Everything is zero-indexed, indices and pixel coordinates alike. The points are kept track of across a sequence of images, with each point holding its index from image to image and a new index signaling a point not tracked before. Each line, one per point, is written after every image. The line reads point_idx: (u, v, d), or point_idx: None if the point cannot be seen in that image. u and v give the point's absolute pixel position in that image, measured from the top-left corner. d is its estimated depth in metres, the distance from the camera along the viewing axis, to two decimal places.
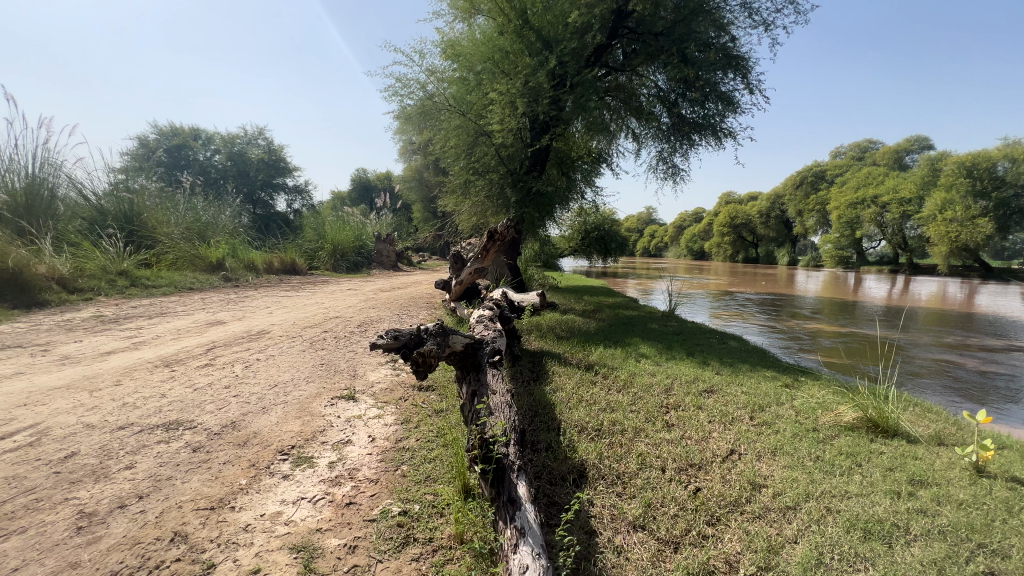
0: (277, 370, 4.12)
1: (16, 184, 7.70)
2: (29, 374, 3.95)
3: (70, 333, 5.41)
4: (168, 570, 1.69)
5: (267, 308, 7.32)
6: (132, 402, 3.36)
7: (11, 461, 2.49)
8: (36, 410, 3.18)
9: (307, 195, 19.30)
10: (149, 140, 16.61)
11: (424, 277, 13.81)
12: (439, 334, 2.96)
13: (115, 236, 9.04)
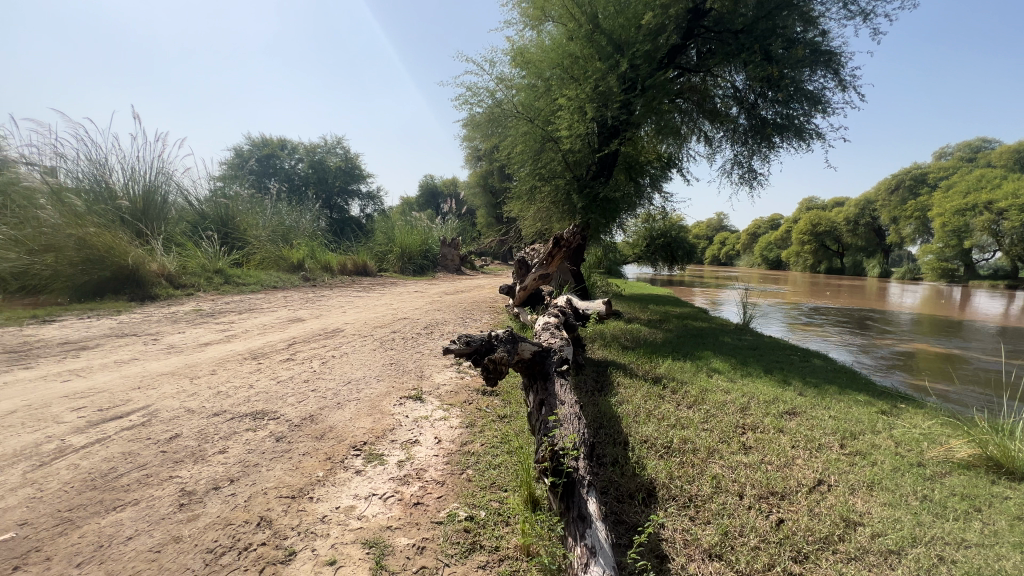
0: (350, 368, 4.33)
1: (136, 191, 8.70)
2: (142, 360, 4.45)
3: (176, 324, 6.05)
4: (255, 553, 1.81)
5: (342, 308, 7.76)
6: (224, 391, 3.68)
7: (127, 438, 2.80)
8: (147, 393, 3.57)
9: (379, 200, 20.26)
10: (243, 150, 18.24)
11: (487, 281, 14.04)
12: (508, 341, 2.97)
13: (212, 238, 10.03)
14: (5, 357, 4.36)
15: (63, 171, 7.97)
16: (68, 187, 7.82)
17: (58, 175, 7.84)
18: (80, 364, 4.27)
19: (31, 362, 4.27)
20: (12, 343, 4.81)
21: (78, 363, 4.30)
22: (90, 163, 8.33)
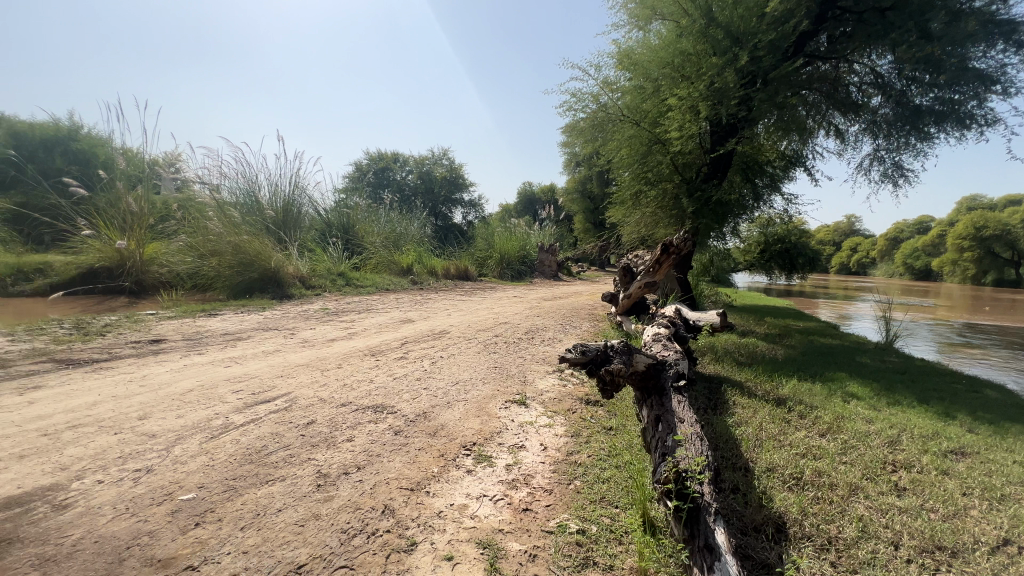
0: (458, 369, 4.53)
1: (278, 203, 9.99)
2: (284, 352, 5.08)
3: (308, 321, 6.84)
4: (381, 539, 1.95)
5: (447, 311, 8.17)
6: (349, 383, 4.05)
7: (275, 421, 3.20)
8: (288, 381, 4.07)
9: (480, 208, 21.07)
10: (362, 164, 20.08)
11: (584, 288, 13.87)
12: (624, 352, 2.92)
13: (338, 245, 11.40)
14: (184, 344, 5.26)
15: (225, 188, 9.42)
16: (227, 201, 9.22)
17: (221, 192, 9.29)
18: (237, 352, 5.00)
19: (202, 348, 5.10)
20: (189, 332, 5.79)
21: (236, 351, 5.04)
22: (244, 180, 9.72)
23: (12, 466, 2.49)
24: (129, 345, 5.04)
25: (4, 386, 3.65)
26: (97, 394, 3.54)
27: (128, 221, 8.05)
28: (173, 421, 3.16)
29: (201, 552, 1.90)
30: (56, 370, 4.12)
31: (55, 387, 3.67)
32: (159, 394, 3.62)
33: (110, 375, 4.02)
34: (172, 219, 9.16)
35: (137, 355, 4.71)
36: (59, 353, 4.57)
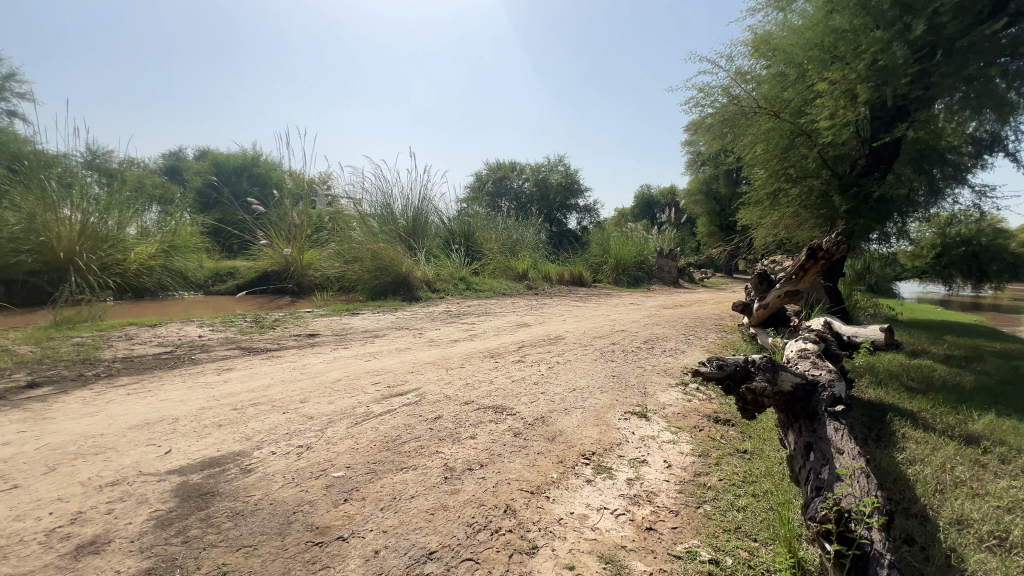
0: (574, 375, 4.50)
1: (409, 213, 10.93)
2: (414, 350, 5.54)
3: (434, 322, 7.36)
4: (504, 538, 2.01)
5: (562, 316, 8.18)
6: (471, 383, 4.26)
7: (407, 413, 3.49)
8: (418, 377, 4.41)
9: (595, 213, 20.79)
10: (483, 174, 21.05)
11: (708, 295, 12.87)
12: (768, 369, 2.63)
13: (460, 251, 12.16)
14: (333, 339, 6.02)
15: (365, 202, 10.60)
16: (367, 213, 10.36)
17: (361, 205, 10.46)
18: (375, 348, 5.58)
19: (347, 344, 5.78)
20: (336, 329, 6.61)
21: (374, 347, 5.62)
22: (381, 194, 10.81)
23: (212, 432, 3.07)
24: (292, 338, 5.92)
25: (207, 367, 4.54)
26: (270, 378, 4.21)
27: (291, 233, 9.83)
28: (326, 406, 3.62)
29: (349, 526, 2.13)
30: (241, 356, 5.00)
31: (241, 370, 4.45)
32: (315, 382, 4.19)
33: (279, 363, 4.75)
34: (324, 230, 10.59)
35: (298, 347, 5.51)
36: (243, 342, 5.55)
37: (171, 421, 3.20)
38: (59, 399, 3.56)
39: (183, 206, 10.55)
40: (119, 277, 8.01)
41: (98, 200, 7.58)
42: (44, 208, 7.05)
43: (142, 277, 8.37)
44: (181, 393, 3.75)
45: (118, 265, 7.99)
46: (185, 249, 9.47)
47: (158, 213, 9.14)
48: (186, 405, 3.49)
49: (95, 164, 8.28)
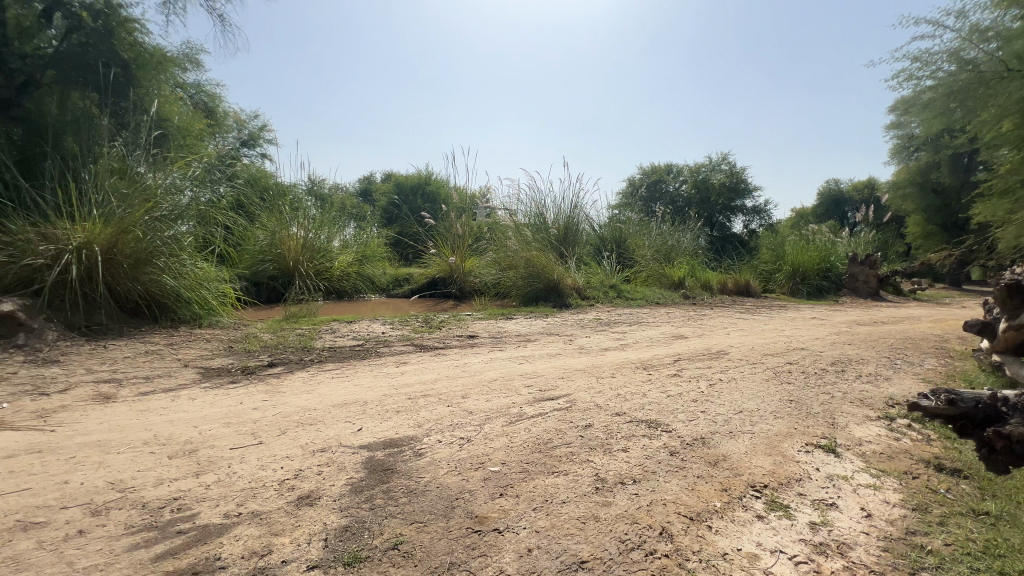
0: (741, 396, 4.04)
1: (561, 221, 11.16)
2: (564, 356, 5.60)
3: (584, 329, 7.37)
4: (659, 563, 1.93)
5: (725, 329, 7.44)
6: (622, 393, 4.14)
7: (558, 418, 3.55)
8: (568, 383, 4.45)
9: (766, 214, 18.52)
10: (636, 179, 20.31)
11: (924, 312, 10.37)
12: (1017, 412, 2.35)
13: (611, 258, 12.00)
14: (490, 341, 6.45)
15: (519, 211, 11.16)
16: (521, 223, 10.90)
17: (516, 214, 11.05)
18: (528, 352, 5.80)
19: (502, 346, 6.14)
20: (493, 331, 7.08)
21: (527, 351, 5.85)
22: (535, 203, 11.24)
23: (392, 417, 3.54)
24: (455, 338, 6.52)
25: (389, 360, 5.27)
26: (437, 373, 4.69)
27: (455, 242, 11.07)
28: (484, 403, 3.89)
29: (505, 520, 2.25)
30: (415, 352, 5.69)
31: (414, 364, 5.06)
32: (475, 380, 4.53)
33: (444, 360, 5.28)
34: (483, 239, 11.49)
35: (460, 346, 6.05)
36: (416, 340, 6.30)
37: (362, 403, 3.78)
38: (288, 377, 4.51)
39: (373, 222, 12.50)
40: (328, 281, 9.91)
41: (316, 219, 9.51)
42: (281, 226, 9.09)
43: (343, 280, 10.17)
44: (370, 380, 4.42)
45: (327, 271, 9.88)
46: (374, 258, 11.19)
47: (356, 228, 11.00)
48: (373, 390, 4.10)
49: (314, 191, 10.33)
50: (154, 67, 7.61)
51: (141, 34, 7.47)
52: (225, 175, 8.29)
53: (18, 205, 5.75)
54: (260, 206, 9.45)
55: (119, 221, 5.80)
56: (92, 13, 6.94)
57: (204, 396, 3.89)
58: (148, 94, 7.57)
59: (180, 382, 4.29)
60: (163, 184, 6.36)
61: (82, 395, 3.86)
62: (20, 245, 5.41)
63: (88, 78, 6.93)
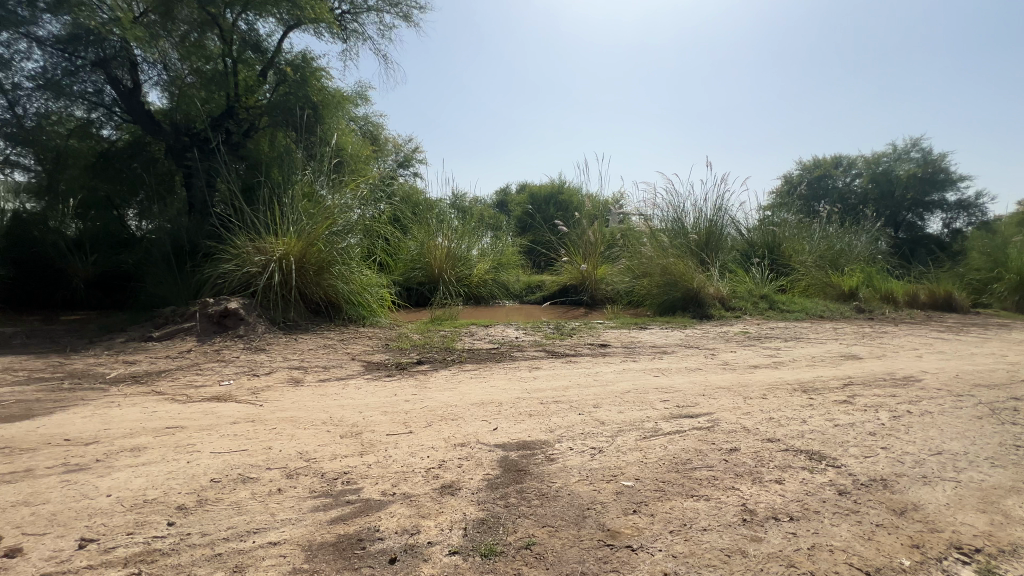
0: (939, 434, 3.29)
1: (702, 225, 10.38)
2: (705, 372, 5.18)
3: (729, 343, 6.73)
4: None
5: (915, 351, 6.15)
6: (776, 418, 3.68)
7: (698, 437, 3.30)
8: (710, 402, 4.10)
9: (978, 210, 14.90)
10: (794, 176, 17.59)
11: None
12: None
13: (762, 265, 10.77)
14: (622, 351, 6.27)
15: (654, 216, 10.67)
16: (657, 228, 10.40)
17: (652, 220, 10.59)
18: (664, 365, 5.49)
19: (636, 357, 5.92)
20: (625, 341, 6.88)
21: (663, 364, 5.54)
22: (673, 207, 10.62)
23: (525, 420, 3.65)
24: (587, 346, 6.48)
25: (522, 364, 5.46)
26: (569, 381, 4.71)
27: (588, 249, 11.01)
28: (616, 415, 3.80)
29: (638, 538, 2.19)
30: (547, 358, 5.80)
31: (546, 370, 5.16)
32: (607, 390, 4.45)
33: (575, 367, 5.28)
34: (616, 246, 11.30)
35: (592, 355, 5.99)
36: (548, 346, 6.42)
37: (497, 404, 3.98)
38: (433, 375, 4.95)
39: (508, 231, 13.10)
40: (467, 287, 10.66)
41: (458, 230, 10.38)
42: (428, 237, 10.08)
43: (480, 287, 10.85)
44: (504, 382, 4.63)
45: (467, 277, 10.64)
46: (509, 266, 11.69)
47: (492, 237, 11.66)
48: (507, 393, 4.28)
49: (457, 204, 11.21)
50: (334, 105, 9.08)
51: (327, 80, 9.06)
52: (385, 194, 9.49)
53: (243, 225, 7.29)
54: (412, 220, 10.44)
55: (308, 235, 7.05)
56: (292, 67, 8.68)
57: (367, 387, 4.47)
58: (330, 129, 9.04)
59: (349, 372, 5.01)
60: (339, 204, 7.54)
61: (280, 378, 4.73)
62: (243, 257, 6.88)
63: (289, 120, 8.58)
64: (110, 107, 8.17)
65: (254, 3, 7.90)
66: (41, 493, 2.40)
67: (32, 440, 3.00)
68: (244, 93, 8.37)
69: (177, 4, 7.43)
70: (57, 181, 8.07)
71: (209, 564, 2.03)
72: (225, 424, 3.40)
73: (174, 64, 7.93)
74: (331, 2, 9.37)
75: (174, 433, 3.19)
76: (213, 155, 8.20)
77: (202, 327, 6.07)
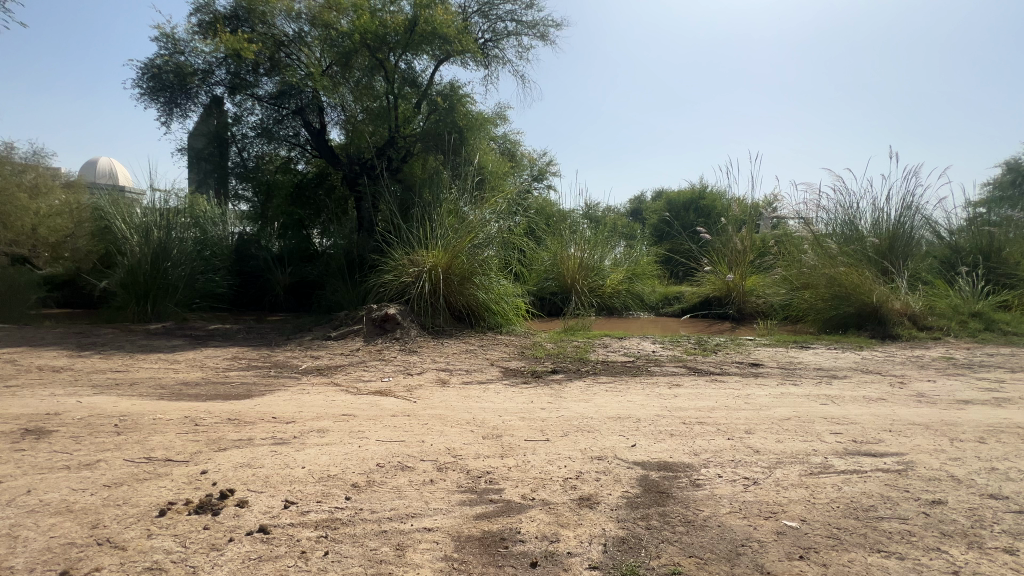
0: None
1: (884, 227, 8.76)
2: (891, 403, 4.33)
3: (924, 370, 5.54)
4: None
5: None
6: (1000, 469, 2.93)
7: (884, 481, 2.83)
8: (901, 440, 3.43)
9: None
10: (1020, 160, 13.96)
11: None
12: None
13: (973, 275, 8.65)
14: (779, 372, 5.57)
15: (818, 219, 9.29)
16: (823, 233, 9.03)
17: (815, 223, 9.26)
18: (835, 392, 4.74)
19: (797, 380, 5.21)
20: (783, 361, 6.09)
21: (833, 390, 4.79)
22: (844, 208, 9.11)
23: (666, 439, 3.47)
24: (735, 365, 5.90)
25: (660, 380, 5.18)
26: (715, 401, 4.34)
27: (735, 257, 10.05)
28: (774, 444, 3.40)
29: None
30: (688, 375, 5.42)
31: (688, 388, 4.82)
32: (761, 414, 3.99)
33: (722, 387, 4.84)
34: (769, 254, 10.16)
35: (741, 375, 5.43)
36: (689, 362, 5.99)
37: (635, 419, 3.84)
38: (568, 385, 4.97)
39: (643, 239, 12.60)
40: (600, 298, 10.53)
41: (590, 240, 10.33)
42: (561, 247, 10.21)
43: (613, 298, 10.65)
44: (642, 398, 4.44)
45: (599, 288, 10.53)
46: (644, 276, 11.26)
47: (626, 247, 11.35)
48: (645, 409, 4.11)
49: (589, 214, 11.14)
50: (477, 127, 9.81)
51: (471, 104, 9.82)
52: (521, 208, 9.87)
53: (400, 240, 8.20)
54: (546, 231, 10.62)
55: (453, 248, 7.67)
56: (442, 96, 9.55)
57: (505, 392, 4.68)
58: (474, 149, 9.75)
59: (489, 377, 5.29)
60: (479, 218, 8.06)
61: (429, 379, 5.21)
62: (400, 268, 7.72)
63: (439, 145, 9.53)
64: (303, 146, 9.87)
65: (412, 43, 8.93)
66: (258, 459, 2.99)
67: (252, 415, 3.77)
68: (402, 123, 9.31)
69: (354, 54, 8.85)
70: (271, 208, 10.31)
71: (377, 538, 2.32)
72: (386, 417, 3.86)
73: (349, 105, 9.33)
74: (475, 33, 10.19)
75: (348, 420, 3.72)
76: (378, 179, 9.48)
77: (368, 330, 6.99)
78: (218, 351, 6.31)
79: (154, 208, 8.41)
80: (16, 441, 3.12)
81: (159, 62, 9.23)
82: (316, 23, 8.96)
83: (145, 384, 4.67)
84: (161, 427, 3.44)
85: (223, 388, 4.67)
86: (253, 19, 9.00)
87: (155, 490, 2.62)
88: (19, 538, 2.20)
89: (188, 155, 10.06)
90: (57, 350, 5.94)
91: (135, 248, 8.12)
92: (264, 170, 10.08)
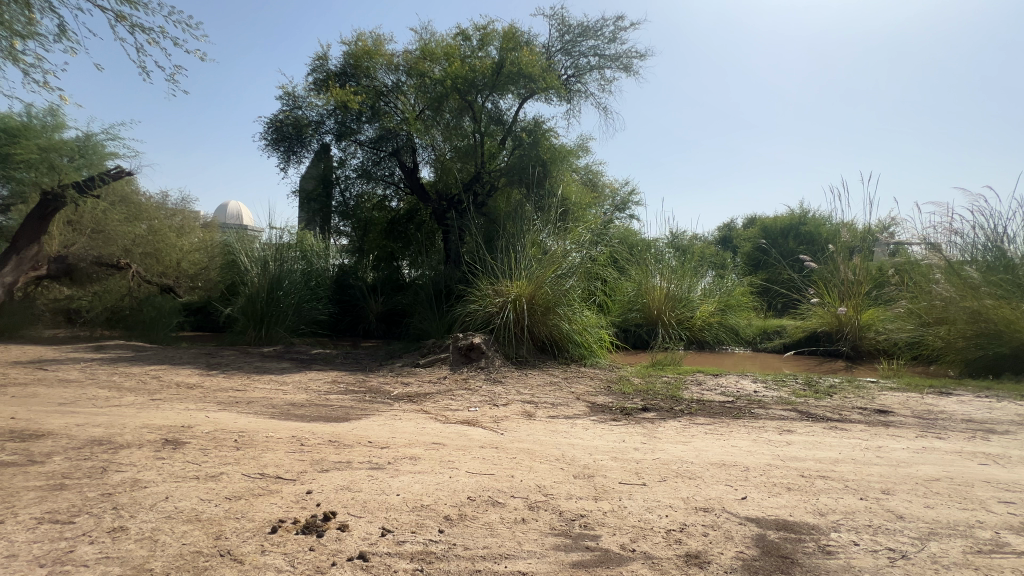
0: None
1: None
2: None
3: None
4: None
5: None
6: None
7: None
8: None
9: None
10: None
11: None
12: None
13: None
14: (917, 422, 4.75)
15: (949, 244, 8.00)
16: (960, 260, 7.75)
17: (945, 249, 7.98)
18: (997, 450, 3.94)
19: (942, 434, 4.39)
20: (919, 410, 5.20)
21: (995, 448, 3.98)
22: (985, 231, 7.82)
23: (783, 493, 3.07)
24: (858, 411, 5.13)
25: (768, 425, 4.64)
26: (838, 453, 3.78)
27: (846, 289, 9.00)
28: (922, 510, 2.87)
29: None
30: (801, 421, 4.79)
31: (803, 436, 4.26)
32: (900, 472, 3.40)
33: (845, 437, 4.22)
34: (888, 284, 9.01)
35: (867, 423, 4.70)
36: (800, 406, 5.32)
37: (743, 468, 3.45)
38: (662, 425, 4.61)
39: (735, 269, 11.73)
40: (689, 330, 9.90)
41: (677, 270, 9.84)
42: (645, 277, 9.81)
43: (705, 331, 9.97)
44: (749, 444, 4.00)
45: (688, 320, 9.92)
46: (738, 308, 10.47)
47: (716, 276, 10.65)
48: (753, 457, 3.69)
49: (676, 242, 10.65)
50: (560, 158, 9.92)
51: (554, 137, 9.98)
52: (605, 237, 9.66)
53: (485, 271, 8.35)
54: (629, 261, 10.26)
55: (536, 279, 7.66)
56: (526, 132, 9.84)
57: (593, 429, 4.46)
58: (557, 182, 9.85)
59: (576, 412, 5.08)
60: (561, 249, 8.03)
61: (515, 411, 5.13)
62: (485, 298, 7.81)
63: (522, 178, 9.74)
64: (397, 184, 10.64)
65: (498, 84, 9.39)
66: (356, 483, 3.09)
67: (350, 438, 3.94)
68: (488, 159, 10.03)
69: (445, 99, 9.45)
70: (366, 242, 11.20)
71: None
72: (475, 448, 3.83)
73: (439, 145, 9.92)
74: (559, 70, 10.45)
75: (439, 449, 3.75)
76: (465, 214, 9.89)
77: (454, 359, 7.13)
78: (320, 375, 6.78)
79: (270, 244, 9.42)
80: (158, 449, 3.53)
81: (281, 117, 10.52)
82: (411, 73, 9.77)
83: (259, 403, 5.10)
84: (272, 445, 3.70)
85: (324, 410, 4.96)
86: (359, 74, 10.01)
87: (268, 506, 2.78)
88: (157, 542, 2.43)
89: (300, 196, 11.32)
90: (191, 369, 6.74)
91: (255, 279, 9.13)
92: (363, 208, 11.03)
